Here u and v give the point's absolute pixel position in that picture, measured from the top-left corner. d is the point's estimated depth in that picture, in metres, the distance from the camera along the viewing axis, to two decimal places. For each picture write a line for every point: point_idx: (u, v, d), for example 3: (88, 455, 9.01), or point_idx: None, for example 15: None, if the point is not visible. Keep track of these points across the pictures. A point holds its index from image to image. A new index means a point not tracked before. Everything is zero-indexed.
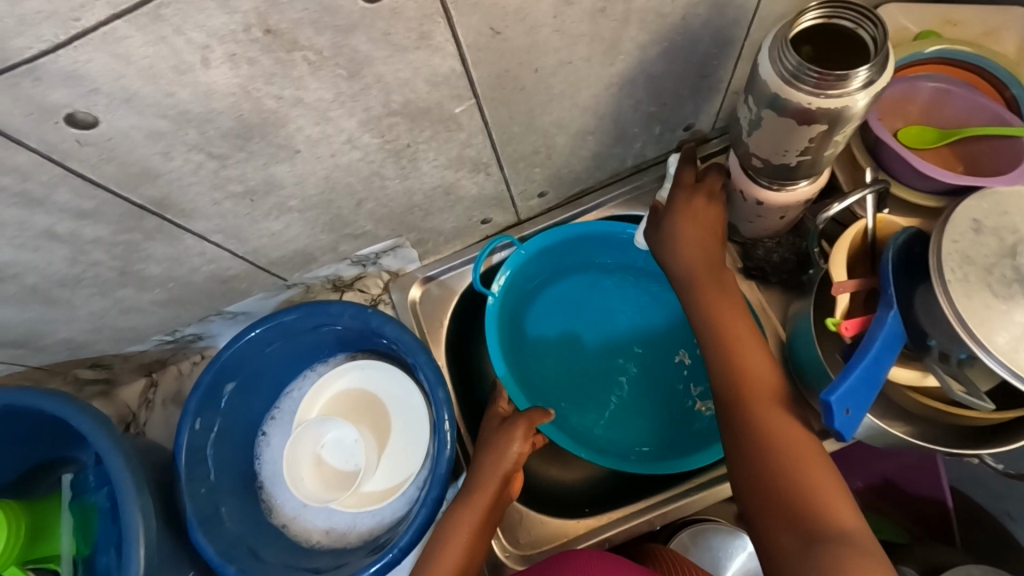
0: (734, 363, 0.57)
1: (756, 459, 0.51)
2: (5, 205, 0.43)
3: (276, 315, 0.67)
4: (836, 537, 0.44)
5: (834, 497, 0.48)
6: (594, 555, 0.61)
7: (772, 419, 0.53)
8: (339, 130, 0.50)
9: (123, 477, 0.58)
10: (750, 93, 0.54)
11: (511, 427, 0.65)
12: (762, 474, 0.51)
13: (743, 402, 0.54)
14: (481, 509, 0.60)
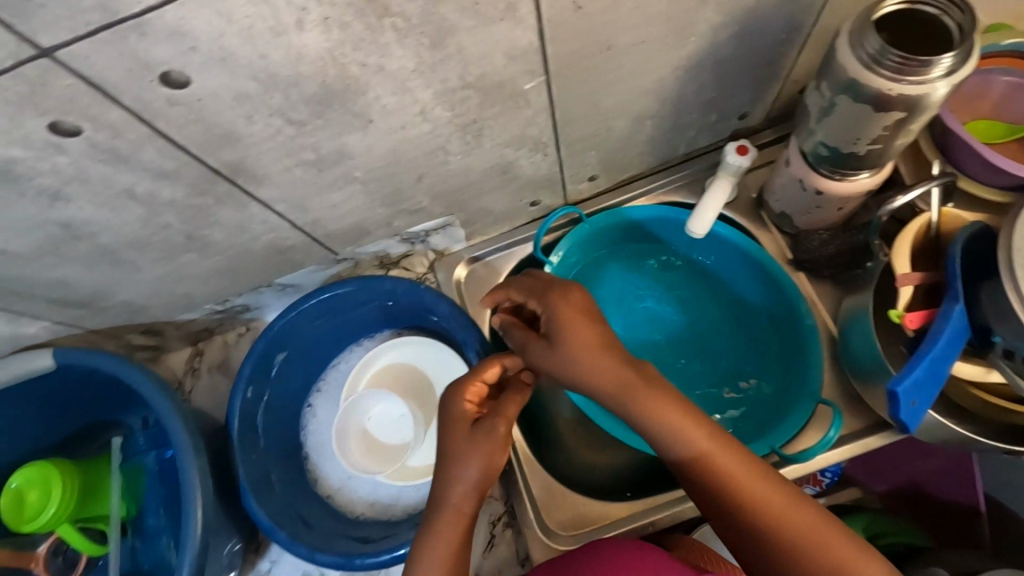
0: (682, 442, 0.48)
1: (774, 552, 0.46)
2: (93, 162, 0.44)
3: (329, 288, 0.68)
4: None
5: (860, 561, 0.45)
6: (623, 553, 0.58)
7: (774, 505, 0.47)
8: (414, 101, 0.50)
9: (181, 438, 0.60)
10: (824, 79, 0.54)
11: (484, 434, 0.51)
12: (785, 562, 0.46)
13: (739, 492, 0.47)
14: (455, 552, 0.48)
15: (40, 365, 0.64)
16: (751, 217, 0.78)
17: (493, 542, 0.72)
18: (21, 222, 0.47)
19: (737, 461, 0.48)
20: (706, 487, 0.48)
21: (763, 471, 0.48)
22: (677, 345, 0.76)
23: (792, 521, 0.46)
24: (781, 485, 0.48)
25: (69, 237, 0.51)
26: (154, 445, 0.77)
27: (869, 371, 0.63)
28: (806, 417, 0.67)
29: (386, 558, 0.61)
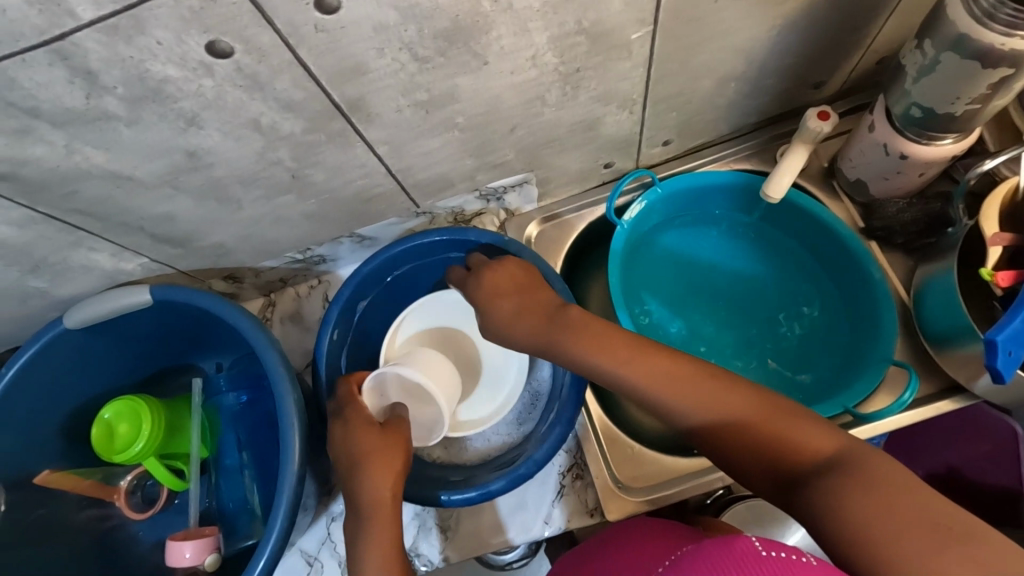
0: (659, 389, 0.49)
1: (742, 451, 0.46)
2: (232, 87, 0.45)
3: (415, 237, 0.72)
4: (833, 473, 0.40)
5: (814, 433, 0.43)
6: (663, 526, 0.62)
7: (729, 405, 0.47)
8: (529, 44, 0.51)
9: (279, 370, 0.62)
10: (927, 37, 0.55)
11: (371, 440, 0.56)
12: (750, 460, 0.45)
13: (705, 413, 0.47)
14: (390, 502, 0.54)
15: (138, 300, 0.66)
16: (822, 186, 0.80)
17: (563, 492, 0.73)
18: (154, 146, 0.49)
19: (727, 394, 0.47)
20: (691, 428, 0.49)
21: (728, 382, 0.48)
22: (743, 307, 0.80)
23: (753, 418, 0.45)
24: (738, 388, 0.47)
25: (190, 166, 0.53)
26: (232, 387, 0.79)
27: (943, 336, 0.65)
28: (880, 377, 0.68)
29: (475, 494, 0.64)
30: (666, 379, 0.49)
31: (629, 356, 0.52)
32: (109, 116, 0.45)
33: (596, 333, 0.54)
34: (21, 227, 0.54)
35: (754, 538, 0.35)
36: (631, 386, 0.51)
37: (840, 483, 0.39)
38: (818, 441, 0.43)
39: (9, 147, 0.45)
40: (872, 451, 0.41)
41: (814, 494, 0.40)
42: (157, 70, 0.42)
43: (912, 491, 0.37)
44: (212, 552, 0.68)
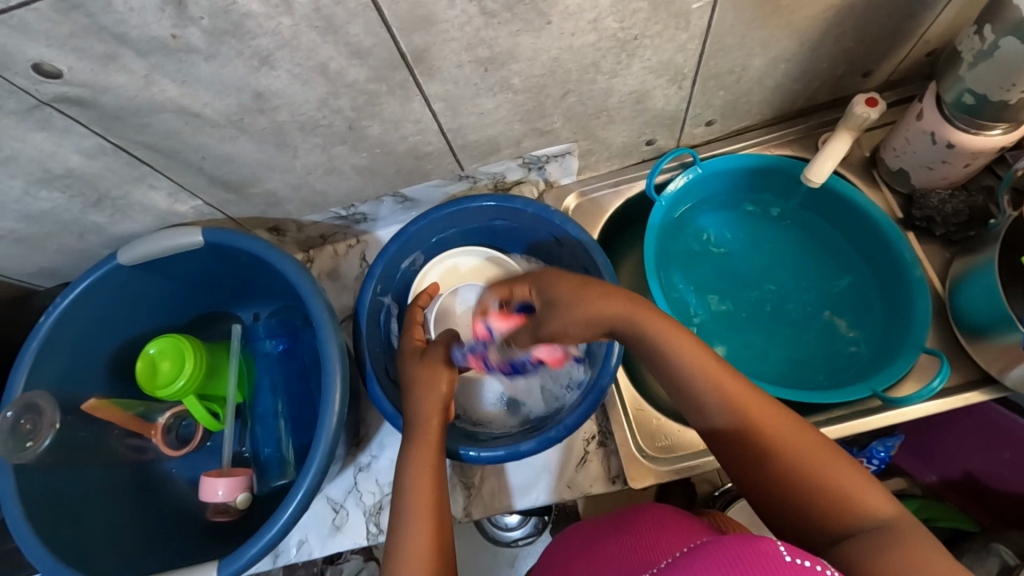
0: (727, 409, 0.46)
1: (782, 490, 0.44)
2: (309, 28, 0.47)
3: (463, 202, 0.73)
4: (882, 539, 0.39)
5: (867, 491, 0.42)
6: (669, 511, 0.60)
7: (792, 444, 0.44)
8: (593, 7, 0.53)
9: (323, 316, 0.64)
10: (988, 22, 0.56)
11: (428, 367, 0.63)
12: (788, 502, 0.43)
13: (762, 442, 0.45)
14: (436, 442, 0.57)
15: (190, 241, 0.68)
16: (862, 175, 0.80)
17: (586, 458, 0.75)
18: (226, 84, 0.51)
19: (788, 431, 0.45)
20: (740, 453, 0.46)
21: (793, 424, 0.45)
22: (778, 290, 0.81)
23: (811, 464, 0.43)
24: (801, 426, 0.46)
25: (256, 108, 0.55)
26: (269, 335, 0.82)
27: (980, 324, 0.66)
28: (910, 365, 0.69)
29: (503, 453, 0.66)
30: (736, 391, 0.47)
31: (715, 358, 0.48)
32: (190, 48, 0.46)
33: (679, 329, 0.49)
34: (90, 157, 0.57)
35: (776, 540, 0.35)
36: (697, 393, 0.48)
37: (885, 548, 0.38)
38: (870, 499, 0.41)
39: (93, 72, 0.47)
40: (919, 526, 0.40)
41: (849, 551, 0.40)
42: (242, 4, 0.44)
43: (958, 574, 0.36)
44: (244, 491, 0.70)
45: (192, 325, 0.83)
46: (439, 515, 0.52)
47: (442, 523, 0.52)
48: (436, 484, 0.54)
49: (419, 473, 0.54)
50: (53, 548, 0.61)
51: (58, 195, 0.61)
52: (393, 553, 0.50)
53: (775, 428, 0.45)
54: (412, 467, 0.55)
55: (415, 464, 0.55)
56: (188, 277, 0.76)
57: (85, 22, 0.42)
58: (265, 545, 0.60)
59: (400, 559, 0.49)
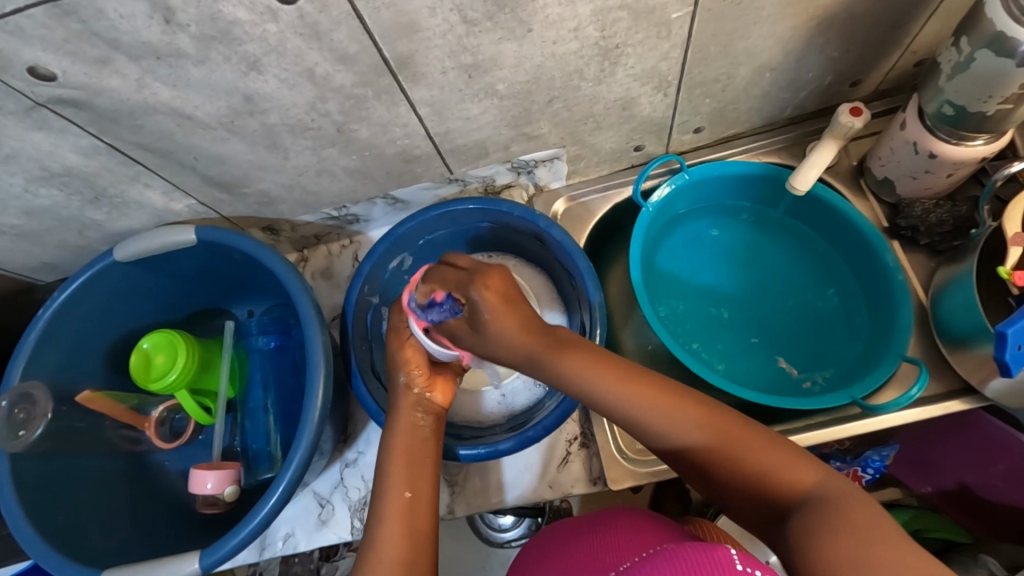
0: (651, 414, 0.47)
1: (724, 479, 0.44)
2: (294, 34, 0.49)
3: (450, 205, 0.75)
4: (815, 509, 0.39)
5: (796, 464, 0.42)
6: (640, 515, 0.61)
7: (717, 433, 0.45)
8: (573, 16, 0.54)
9: (309, 313, 0.66)
10: (964, 34, 0.56)
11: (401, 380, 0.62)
12: (733, 489, 0.44)
13: (690, 442, 0.46)
14: (411, 435, 0.59)
15: (183, 240, 0.70)
16: (850, 184, 0.81)
17: (569, 459, 0.76)
18: (216, 87, 0.53)
19: (709, 418, 0.45)
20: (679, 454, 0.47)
21: (712, 411, 0.46)
22: (768, 295, 0.82)
23: (739, 448, 0.44)
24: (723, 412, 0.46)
25: (246, 110, 0.57)
26: (263, 332, 0.84)
27: (959, 332, 0.66)
28: (891, 373, 0.69)
29: (483, 451, 0.67)
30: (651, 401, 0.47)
31: (619, 379, 0.48)
32: (180, 53, 0.48)
33: (585, 352, 0.50)
34: (87, 156, 0.59)
35: (733, 549, 0.37)
36: (619, 410, 0.48)
37: (820, 518, 0.38)
38: (800, 474, 0.42)
39: (88, 76, 0.49)
40: (851, 489, 0.40)
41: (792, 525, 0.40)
42: (228, 12, 0.45)
43: (889, 534, 0.36)
44: (233, 484, 0.71)
45: (188, 320, 0.85)
46: (415, 503, 0.54)
47: (416, 510, 0.54)
48: (414, 479, 0.56)
49: (395, 466, 0.56)
50: (46, 533, 0.64)
51: (56, 193, 0.63)
52: (370, 542, 0.52)
53: (695, 421, 0.46)
54: (389, 456, 0.57)
55: (392, 460, 0.57)
56: (182, 273, 0.78)
57: (79, 29, 0.44)
58: (249, 535, 0.61)
59: (376, 548, 0.52)
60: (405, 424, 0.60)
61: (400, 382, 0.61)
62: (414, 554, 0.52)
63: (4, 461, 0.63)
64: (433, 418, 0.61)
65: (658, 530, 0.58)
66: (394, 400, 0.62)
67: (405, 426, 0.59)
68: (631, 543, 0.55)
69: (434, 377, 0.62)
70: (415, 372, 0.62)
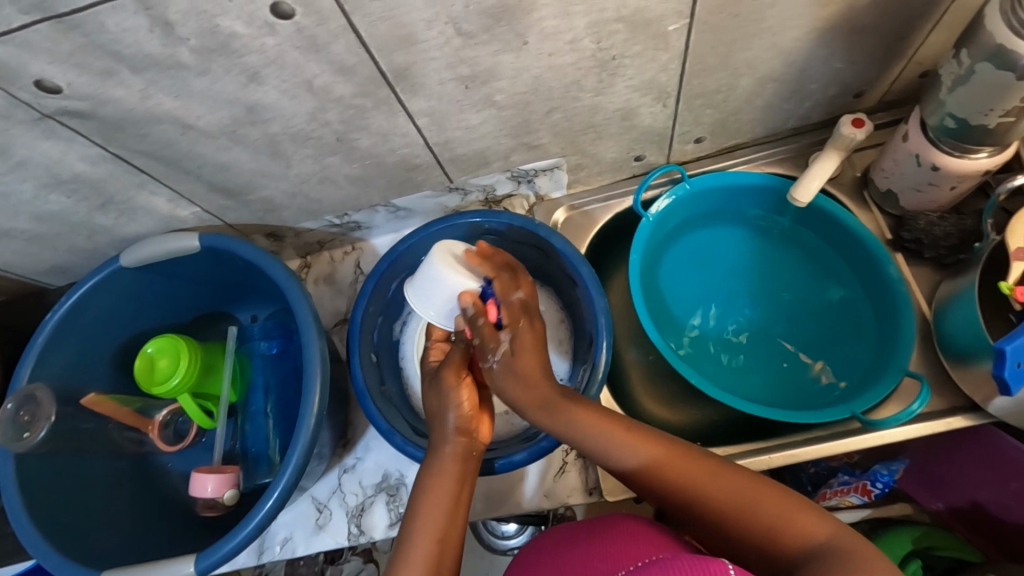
0: (636, 452, 0.52)
1: (746, 542, 0.47)
2: (293, 47, 0.50)
3: (451, 219, 0.75)
4: (818, 557, 0.42)
5: (804, 516, 0.45)
6: (642, 523, 0.61)
7: (715, 486, 0.49)
8: (569, 29, 0.54)
9: (307, 319, 0.67)
10: (965, 46, 0.56)
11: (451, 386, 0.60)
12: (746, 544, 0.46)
13: (677, 483, 0.50)
14: (456, 479, 0.56)
15: (188, 245, 0.72)
16: (853, 196, 0.80)
17: (565, 469, 0.76)
18: (217, 98, 0.54)
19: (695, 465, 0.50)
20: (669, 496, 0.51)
21: (717, 467, 0.50)
22: (771, 303, 0.82)
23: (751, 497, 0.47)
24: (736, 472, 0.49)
25: (248, 120, 0.58)
26: (265, 336, 0.83)
27: (962, 349, 0.65)
28: (893, 387, 0.69)
29: (496, 464, 0.66)
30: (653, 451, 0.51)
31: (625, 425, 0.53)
32: (182, 64, 0.49)
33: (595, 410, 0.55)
34: (94, 164, 0.60)
35: (729, 564, 0.40)
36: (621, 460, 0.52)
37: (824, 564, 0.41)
38: (811, 526, 0.44)
39: (92, 86, 0.50)
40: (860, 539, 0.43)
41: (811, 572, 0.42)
42: (227, 26, 0.46)
43: None
44: (232, 488, 0.72)
45: (192, 325, 0.86)
46: (446, 546, 0.53)
47: (445, 551, 0.53)
48: (449, 527, 0.54)
49: (429, 506, 0.54)
50: (51, 535, 0.65)
51: (64, 199, 0.64)
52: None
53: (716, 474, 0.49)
54: (422, 493, 0.55)
55: (426, 495, 0.55)
56: (187, 276, 0.79)
57: (83, 41, 0.46)
58: (245, 540, 0.62)
59: None
60: (450, 462, 0.57)
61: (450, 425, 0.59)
62: None
63: (9, 461, 0.65)
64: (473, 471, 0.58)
65: (658, 536, 0.57)
66: (439, 434, 0.59)
67: (451, 469, 0.57)
68: (632, 551, 0.54)
69: (511, 304, 0.61)
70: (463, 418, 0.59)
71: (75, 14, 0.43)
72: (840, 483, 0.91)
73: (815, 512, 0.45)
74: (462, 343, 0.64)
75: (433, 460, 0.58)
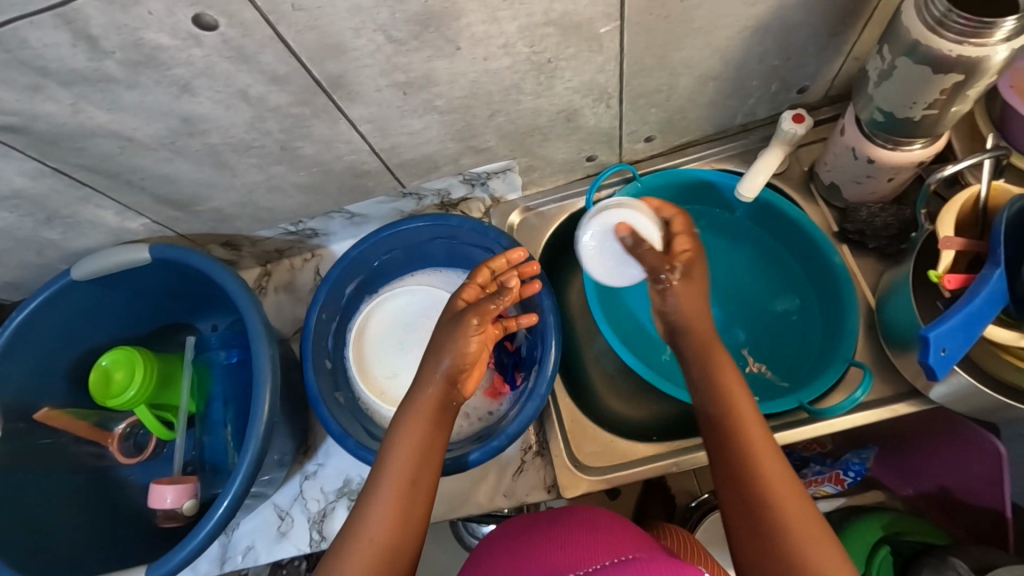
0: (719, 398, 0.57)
1: (754, 509, 0.50)
2: (221, 58, 0.50)
3: (402, 224, 0.75)
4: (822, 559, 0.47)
5: (820, 522, 0.49)
6: (592, 517, 0.61)
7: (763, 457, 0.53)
8: (499, 33, 0.55)
9: (257, 327, 0.67)
10: (886, 42, 0.57)
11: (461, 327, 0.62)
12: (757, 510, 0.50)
13: (738, 444, 0.54)
14: (430, 424, 0.59)
15: (138, 257, 0.72)
16: (801, 190, 0.81)
17: (523, 468, 0.77)
18: (152, 110, 0.55)
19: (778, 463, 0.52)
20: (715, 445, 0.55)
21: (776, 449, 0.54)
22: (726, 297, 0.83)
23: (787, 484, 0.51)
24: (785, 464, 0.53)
25: (186, 131, 0.58)
26: (224, 346, 0.85)
27: (902, 336, 0.66)
28: (837, 377, 0.70)
29: (448, 466, 0.67)
30: (738, 400, 0.57)
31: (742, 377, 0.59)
32: (110, 78, 0.50)
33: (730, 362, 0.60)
34: (34, 179, 0.60)
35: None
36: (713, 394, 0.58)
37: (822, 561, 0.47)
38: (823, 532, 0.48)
39: (21, 102, 0.51)
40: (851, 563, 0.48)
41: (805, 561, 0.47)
42: (151, 38, 0.47)
43: None
44: (192, 498, 0.72)
45: (151, 336, 0.86)
46: (414, 492, 0.55)
47: (414, 496, 0.55)
48: (420, 470, 0.56)
49: (403, 448, 0.57)
50: (4, 551, 0.65)
51: (8, 215, 0.64)
52: (364, 513, 0.54)
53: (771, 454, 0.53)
54: (401, 434, 0.58)
55: (404, 438, 0.58)
56: (142, 288, 0.79)
57: (6, 58, 0.46)
58: (196, 549, 0.62)
59: (368, 519, 0.54)
60: (428, 406, 0.59)
61: (443, 369, 0.60)
62: (397, 536, 0.53)
63: None
64: (449, 421, 0.61)
65: (604, 531, 0.58)
66: (421, 372, 0.62)
67: (427, 412, 0.59)
68: (577, 546, 0.55)
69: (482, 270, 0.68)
70: (460, 366, 0.61)
71: None
72: (815, 472, 0.93)
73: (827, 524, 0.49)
74: (499, 300, 0.65)
75: (414, 396, 0.60)
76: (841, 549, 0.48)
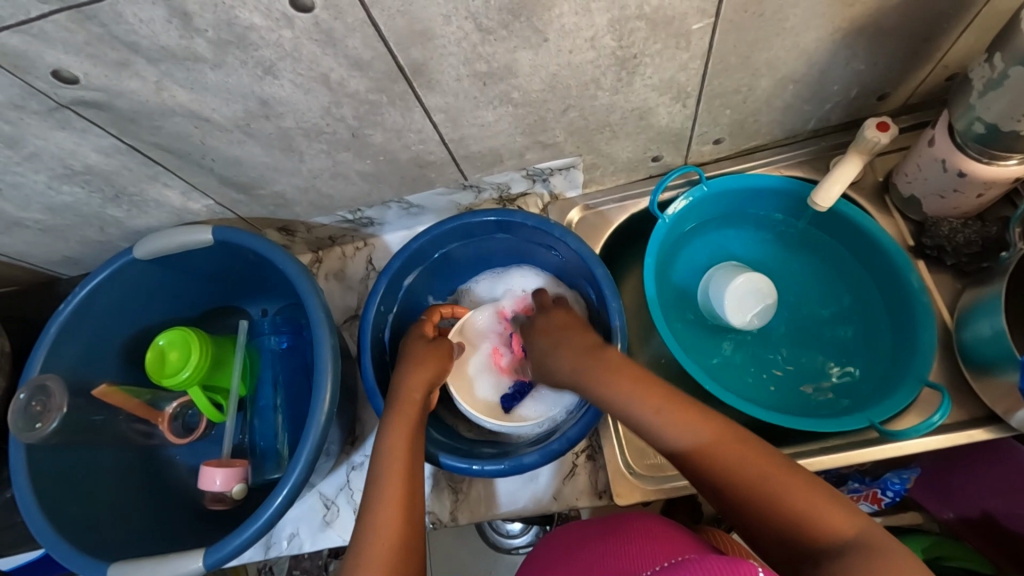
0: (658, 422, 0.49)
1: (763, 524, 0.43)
2: (308, 40, 0.49)
3: (465, 217, 0.74)
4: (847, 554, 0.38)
5: (831, 507, 0.41)
6: (654, 522, 0.59)
7: (733, 461, 0.45)
8: (589, 26, 0.53)
9: (319, 315, 0.66)
10: (998, 50, 0.54)
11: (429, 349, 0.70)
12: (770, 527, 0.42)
13: (708, 465, 0.46)
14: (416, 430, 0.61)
15: (198, 238, 0.71)
16: (874, 201, 0.79)
17: (575, 471, 0.75)
18: (232, 91, 0.54)
19: (731, 443, 0.46)
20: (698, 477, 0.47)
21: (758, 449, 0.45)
22: (787, 308, 0.81)
23: (772, 483, 0.43)
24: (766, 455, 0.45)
25: (262, 114, 0.57)
26: (275, 331, 0.84)
27: (985, 358, 0.63)
28: (910, 398, 0.68)
29: (506, 467, 0.66)
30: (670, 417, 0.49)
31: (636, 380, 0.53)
32: (197, 57, 0.49)
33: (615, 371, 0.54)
34: (107, 155, 0.60)
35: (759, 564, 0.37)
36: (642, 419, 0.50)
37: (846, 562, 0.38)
38: (835, 518, 0.40)
39: (107, 77, 0.50)
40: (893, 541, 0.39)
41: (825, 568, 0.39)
42: (244, 18, 0.46)
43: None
44: (240, 482, 0.72)
45: (203, 318, 0.86)
46: (415, 491, 0.55)
47: (410, 504, 0.54)
48: (413, 480, 0.55)
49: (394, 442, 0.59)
50: (59, 526, 0.65)
51: (78, 190, 0.64)
52: (364, 527, 0.52)
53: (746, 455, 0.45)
54: (388, 442, 0.59)
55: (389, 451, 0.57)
56: (198, 269, 0.79)
57: (100, 32, 0.45)
58: (253, 536, 0.62)
59: (370, 528, 0.51)
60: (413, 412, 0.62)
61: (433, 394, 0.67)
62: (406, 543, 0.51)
63: (20, 451, 0.65)
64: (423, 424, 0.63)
65: (672, 536, 0.56)
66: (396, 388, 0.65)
67: (413, 413, 0.62)
68: (645, 551, 0.53)
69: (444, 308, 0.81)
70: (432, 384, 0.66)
71: (93, 4, 0.43)
72: (851, 490, 0.88)
73: (845, 507, 0.41)
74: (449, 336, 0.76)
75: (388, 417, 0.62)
76: (860, 517, 0.41)
